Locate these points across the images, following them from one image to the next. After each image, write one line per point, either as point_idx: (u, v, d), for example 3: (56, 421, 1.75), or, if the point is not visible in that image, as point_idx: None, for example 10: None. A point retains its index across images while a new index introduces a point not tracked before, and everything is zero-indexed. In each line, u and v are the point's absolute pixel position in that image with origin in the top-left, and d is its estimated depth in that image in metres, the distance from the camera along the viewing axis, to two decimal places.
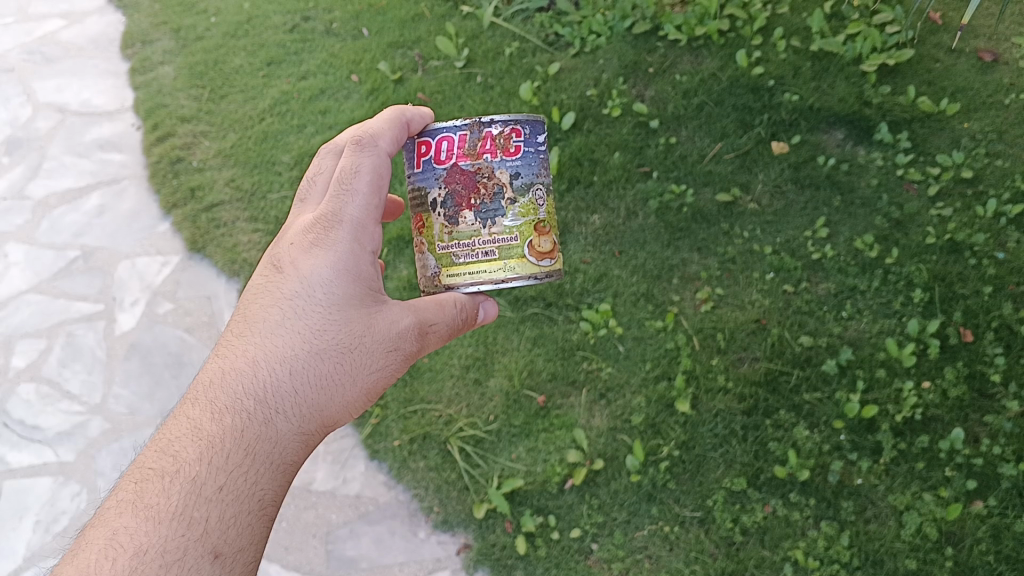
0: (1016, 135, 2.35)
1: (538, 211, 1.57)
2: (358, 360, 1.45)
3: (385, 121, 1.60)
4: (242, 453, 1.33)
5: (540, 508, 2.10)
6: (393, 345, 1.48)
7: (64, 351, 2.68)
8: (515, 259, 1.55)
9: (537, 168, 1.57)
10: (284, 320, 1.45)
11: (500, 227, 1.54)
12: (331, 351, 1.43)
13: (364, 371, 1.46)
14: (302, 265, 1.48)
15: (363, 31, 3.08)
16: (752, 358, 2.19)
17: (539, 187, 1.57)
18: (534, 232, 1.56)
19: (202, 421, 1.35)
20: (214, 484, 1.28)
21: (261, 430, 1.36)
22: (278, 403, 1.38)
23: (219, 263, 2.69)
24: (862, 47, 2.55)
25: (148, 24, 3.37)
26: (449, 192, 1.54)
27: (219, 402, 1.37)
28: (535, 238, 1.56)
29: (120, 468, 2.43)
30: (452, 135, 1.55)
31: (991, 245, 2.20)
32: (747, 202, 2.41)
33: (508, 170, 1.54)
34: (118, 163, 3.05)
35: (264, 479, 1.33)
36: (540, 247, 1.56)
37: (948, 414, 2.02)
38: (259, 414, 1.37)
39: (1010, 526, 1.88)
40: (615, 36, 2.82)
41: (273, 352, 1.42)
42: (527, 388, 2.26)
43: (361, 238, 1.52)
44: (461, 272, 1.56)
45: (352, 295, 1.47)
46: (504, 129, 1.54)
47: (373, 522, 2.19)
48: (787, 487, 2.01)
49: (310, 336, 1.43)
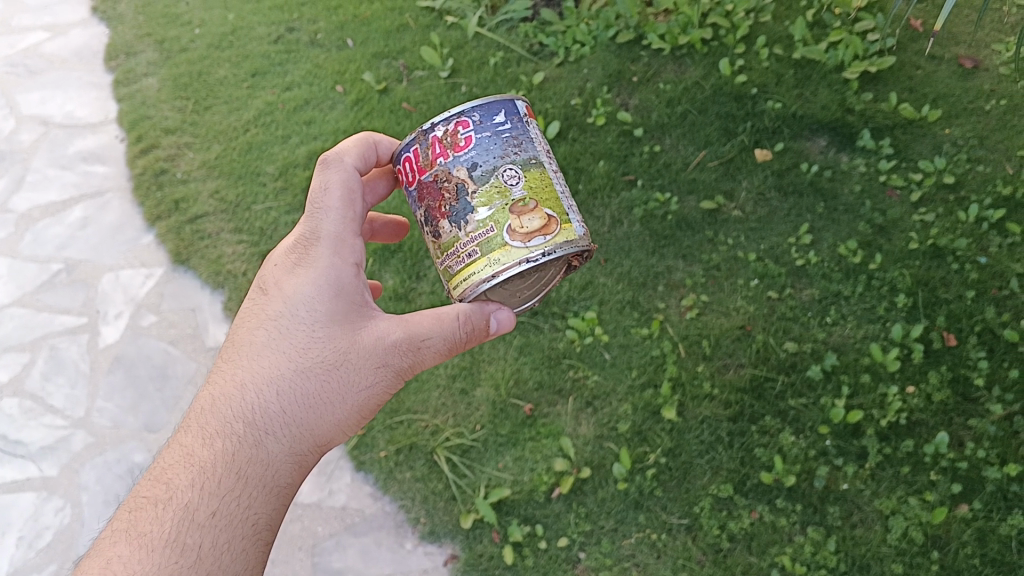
0: (996, 141, 2.37)
1: (510, 191, 1.38)
2: (345, 376, 1.42)
3: (353, 141, 1.62)
4: (233, 478, 1.33)
5: (527, 517, 2.10)
6: (381, 360, 1.44)
7: (47, 365, 2.67)
8: (497, 249, 1.36)
9: (499, 151, 1.41)
10: (269, 342, 1.45)
11: (475, 223, 1.38)
12: (317, 369, 1.42)
13: (354, 387, 1.43)
14: (285, 285, 1.49)
15: (348, 41, 3.08)
16: (737, 364, 2.19)
17: (507, 168, 1.40)
18: (510, 215, 1.37)
19: (195, 448, 1.36)
20: (206, 510, 1.29)
21: (252, 453, 1.36)
22: (267, 425, 1.38)
23: (203, 275, 2.68)
24: (844, 54, 2.58)
25: (132, 36, 3.37)
26: (425, 210, 1.45)
27: (209, 428, 1.38)
28: (513, 221, 1.36)
29: (105, 482, 2.42)
30: (411, 155, 1.47)
31: (973, 250, 2.21)
32: (730, 209, 2.42)
33: (465, 164, 1.40)
34: (101, 175, 3.04)
35: (256, 502, 1.33)
36: (522, 228, 1.36)
37: (933, 418, 2.03)
38: (248, 437, 1.37)
39: (995, 529, 1.88)
40: (599, 45, 2.84)
41: (261, 373, 1.42)
42: (514, 397, 2.26)
43: (341, 252, 1.50)
44: (459, 282, 1.41)
45: (336, 311, 1.45)
46: (447, 126, 1.41)
47: (360, 534, 2.18)
48: (773, 493, 2.01)
49: (294, 355, 1.42)
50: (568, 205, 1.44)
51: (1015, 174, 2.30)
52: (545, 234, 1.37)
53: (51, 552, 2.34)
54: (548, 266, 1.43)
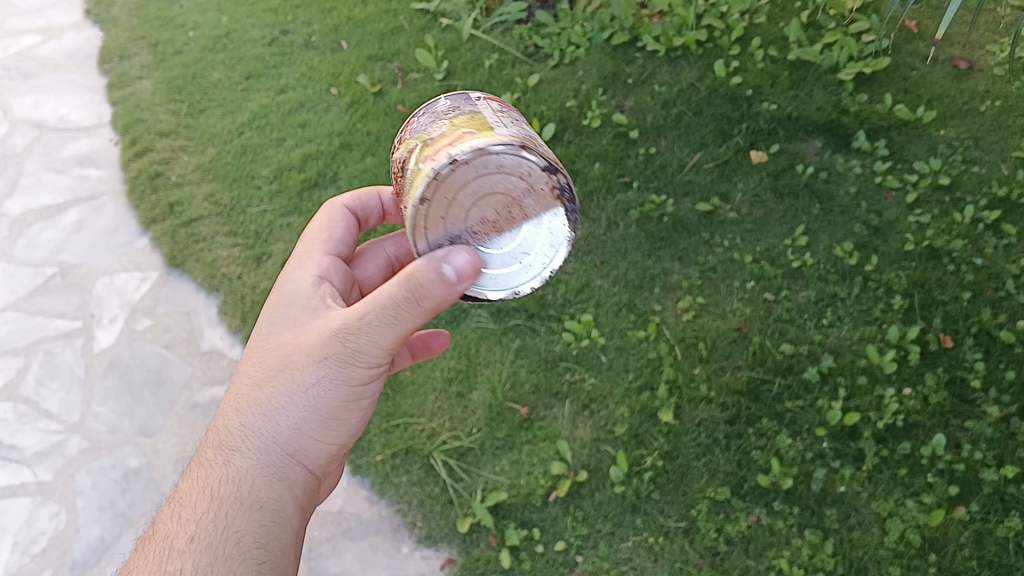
0: (991, 142, 2.37)
1: (426, 135, 1.25)
2: (292, 376, 1.38)
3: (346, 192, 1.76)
4: (208, 500, 1.33)
5: (523, 521, 2.09)
6: (324, 351, 1.37)
7: (42, 370, 2.66)
8: (414, 181, 1.20)
9: (434, 113, 1.30)
10: (238, 368, 1.47)
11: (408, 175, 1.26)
12: (266, 377, 1.40)
13: (302, 385, 1.37)
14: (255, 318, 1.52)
15: (342, 43, 3.08)
16: (733, 366, 2.19)
17: (437, 117, 1.27)
18: (424, 154, 1.22)
19: (184, 488, 1.39)
20: (184, 538, 1.28)
21: (223, 475, 1.35)
22: (230, 442, 1.38)
23: (198, 278, 2.67)
24: (839, 56, 2.58)
25: (125, 39, 3.36)
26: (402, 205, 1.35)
27: (195, 464, 1.42)
28: (427, 154, 1.20)
29: (100, 487, 2.41)
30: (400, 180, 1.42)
31: (969, 251, 2.21)
32: (726, 211, 2.42)
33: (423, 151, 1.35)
34: (95, 178, 3.03)
35: (222, 516, 1.31)
36: (433, 150, 1.19)
37: (930, 419, 2.03)
38: (219, 460, 1.37)
39: (993, 531, 1.88)
40: (594, 47, 2.84)
41: (230, 397, 1.44)
42: (510, 400, 2.26)
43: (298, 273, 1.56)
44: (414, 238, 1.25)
45: (287, 322, 1.45)
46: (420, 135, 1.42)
47: (356, 538, 2.17)
48: (770, 496, 2.01)
49: (250, 372, 1.43)
50: (506, 125, 1.23)
51: (1010, 175, 2.30)
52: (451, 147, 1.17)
53: (46, 557, 2.33)
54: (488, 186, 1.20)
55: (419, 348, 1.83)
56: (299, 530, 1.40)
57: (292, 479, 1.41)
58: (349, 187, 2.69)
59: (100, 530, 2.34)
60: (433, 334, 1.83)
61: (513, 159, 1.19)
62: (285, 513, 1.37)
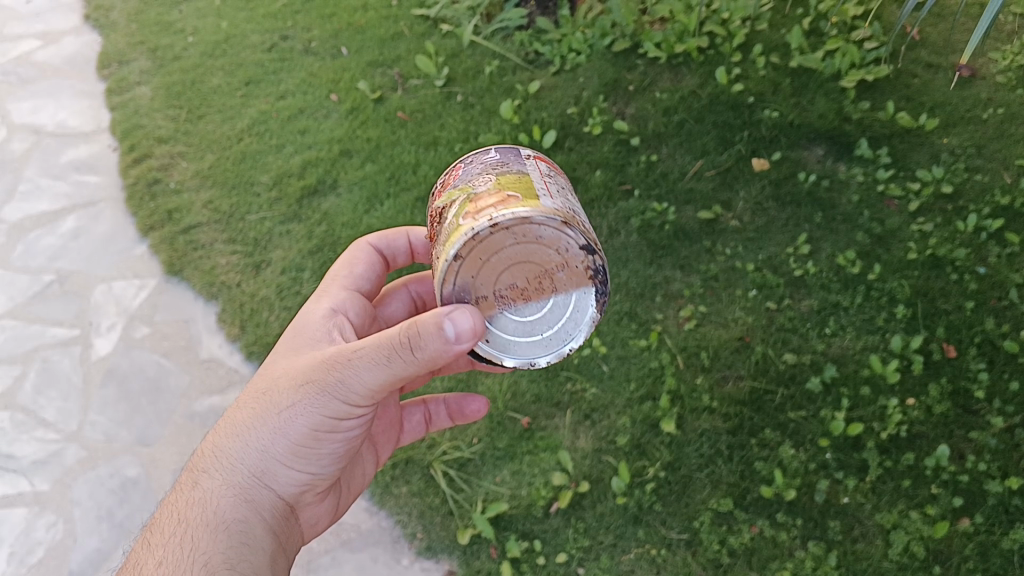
0: (994, 149, 2.36)
1: (472, 187, 1.25)
2: (274, 399, 1.36)
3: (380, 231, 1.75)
4: (175, 525, 1.32)
5: (524, 533, 2.07)
6: (306, 375, 1.34)
7: (39, 378, 2.64)
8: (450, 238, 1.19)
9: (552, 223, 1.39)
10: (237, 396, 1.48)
11: (443, 226, 1.25)
12: (250, 401, 1.39)
13: (280, 407, 1.35)
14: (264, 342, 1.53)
15: (342, 49, 3.07)
16: (736, 376, 2.17)
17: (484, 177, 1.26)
18: (468, 204, 1.22)
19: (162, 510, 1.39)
20: (150, 562, 1.27)
21: (197, 497, 1.35)
22: (208, 458, 1.39)
23: (197, 286, 2.65)
24: (841, 63, 2.57)
25: (124, 44, 3.35)
26: None
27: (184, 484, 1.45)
28: (468, 206, 1.21)
29: (98, 497, 2.38)
30: None
31: (972, 260, 2.20)
32: (728, 219, 2.41)
33: (447, 189, 1.32)
34: (94, 185, 3.02)
35: (178, 535, 1.30)
36: (475, 207, 1.20)
37: (933, 430, 2.01)
38: (192, 482, 1.37)
39: (997, 543, 1.86)
40: (595, 54, 2.83)
41: (221, 421, 1.45)
42: (511, 410, 2.24)
43: (318, 304, 1.57)
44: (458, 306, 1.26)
45: (288, 350, 1.45)
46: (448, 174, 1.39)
47: (356, 550, 2.13)
48: (773, 507, 1.99)
49: (242, 397, 1.43)
50: (554, 193, 1.22)
51: (1013, 183, 2.29)
52: (498, 204, 1.18)
53: (42, 568, 2.30)
54: (516, 248, 1.20)
55: (454, 410, 1.87)
56: (268, 551, 1.36)
57: (257, 500, 1.38)
58: (349, 194, 2.68)
59: (97, 541, 2.31)
60: (467, 398, 1.86)
61: (555, 234, 1.19)
62: (251, 536, 1.35)
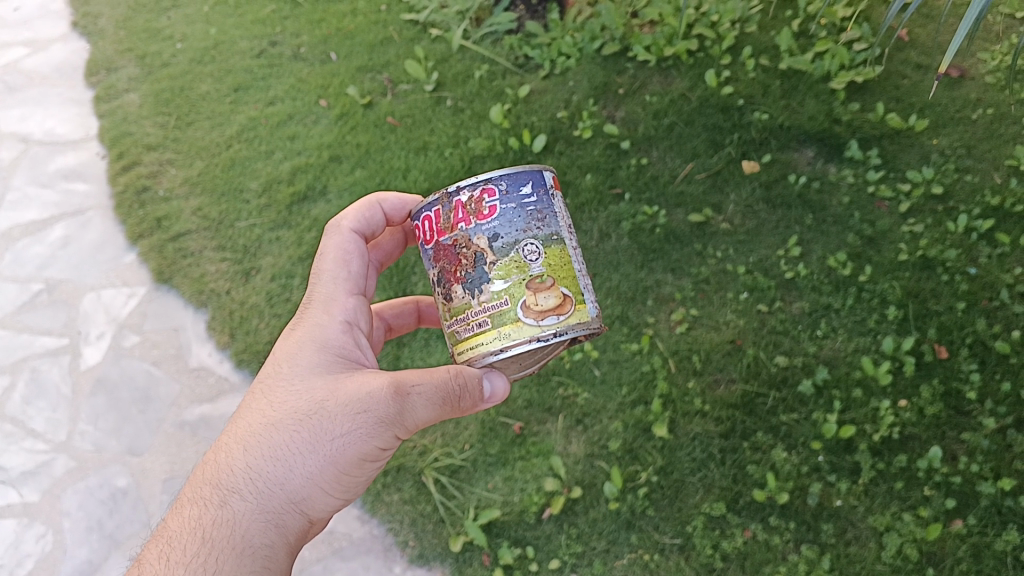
0: (984, 149, 2.36)
1: (529, 267, 1.36)
2: (317, 424, 1.36)
3: (357, 207, 1.66)
4: (199, 542, 1.29)
5: (517, 539, 2.07)
6: (358, 407, 1.36)
7: (28, 388, 2.63)
8: (509, 324, 1.34)
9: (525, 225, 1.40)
10: (248, 406, 1.43)
11: (487, 293, 1.36)
12: (287, 422, 1.37)
13: (327, 434, 1.36)
14: (276, 348, 1.49)
15: (331, 54, 3.07)
16: (728, 379, 2.17)
17: (527, 243, 1.38)
18: (526, 290, 1.35)
19: (171, 519, 1.35)
20: None
21: (220, 514, 1.31)
22: (230, 471, 1.36)
23: (186, 294, 2.64)
24: (830, 65, 2.57)
25: (112, 51, 3.34)
26: (439, 271, 1.43)
27: (187, 496, 1.38)
28: (529, 297, 1.35)
29: (88, 508, 2.37)
30: (430, 215, 1.45)
31: (963, 261, 2.19)
32: (719, 221, 2.40)
33: (486, 233, 1.37)
34: (82, 193, 3.00)
35: (206, 555, 1.27)
36: (537, 305, 1.35)
37: (926, 432, 2.00)
38: (215, 498, 1.33)
39: (990, 544, 1.85)
40: (584, 58, 2.82)
41: (237, 434, 1.40)
42: (502, 415, 2.24)
43: (329, 311, 1.51)
44: (465, 349, 1.40)
45: (316, 366, 1.43)
46: (473, 191, 1.38)
47: (347, 558, 2.14)
48: (766, 511, 1.98)
49: (268, 413, 1.39)
50: (584, 286, 1.43)
51: (1003, 184, 2.29)
52: (561, 314, 1.36)
53: None
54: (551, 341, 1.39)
55: None
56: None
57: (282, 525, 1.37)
58: (339, 200, 2.68)
59: (87, 552, 2.31)
60: None
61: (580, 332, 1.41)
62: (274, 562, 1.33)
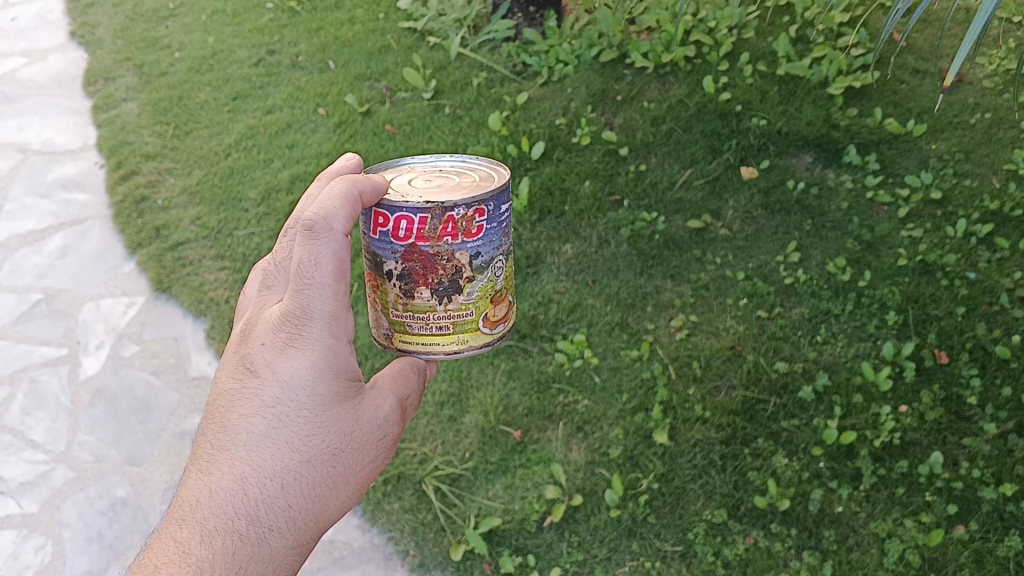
0: (982, 154, 2.36)
1: (494, 282, 1.49)
2: (349, 457, 1.33)
3: (338, 196, 1.34)
4: None
5: (518, 547, 2.05)
6: (378, 437, 1.38)
7: (27, 400, 2.61)
8: (470, 332, 1.49)
9: (496, 242, 1.46)
10: (263, 427, 1.28)
11: (455, 303, 1.46)
12: (323, 456, 1.30)
13: (356, 466, 1.34)
14: (277, 362, 1.31)
15: (329, 62, 3.08)
16: (728, 386, 2.16)
17: (496, 261, 1.48)
18: (488, 305, 1.50)
19: (192, 548, 1.18)
20: None
21: (253, 552, 1.22)
22: (262, 504, 1.24)
23: (185, 303, 2.63)
24: (828, 70, 2.57)
25: (111, 61, 3.36)
26: (405, 270, 1.43)
27: (202, 522, 1.21)
28: (489, 311, 1.50)
29: (89, 519, 2.34)
30: (411, 215, 1.39)
31: (962, 265, 2.20)
32: (717, 227, 2.41)
33: (468, 250, 1.43)
34: (80, 203, 3.01)
35: None
36: (492, 317, 1.51)
37: (926, 437, 2.00)
38: (251, 536, 1.22)
39: (992, 550, 1.84)
40: (583, 64, 2.83)
41: (259, 462, 1.26)
42: (503, 423, 2.23)
43: (335, 331, 1.33)
44: (414, 340, 1.49)
45: (340, 394, 1.33)
46: (467, 211, 1.40)
47: (348, 567, 2.12)
48: (768, 518, 1.97)
49: (296, 443, 1.28)
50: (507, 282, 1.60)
51: (1002, 188, 2.29)
52: (503, 322, 1.55)
53: None
54: None
55: None
56: None
57: None
58: None
59: (87, 563, 2.25)
60: None
61: None
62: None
